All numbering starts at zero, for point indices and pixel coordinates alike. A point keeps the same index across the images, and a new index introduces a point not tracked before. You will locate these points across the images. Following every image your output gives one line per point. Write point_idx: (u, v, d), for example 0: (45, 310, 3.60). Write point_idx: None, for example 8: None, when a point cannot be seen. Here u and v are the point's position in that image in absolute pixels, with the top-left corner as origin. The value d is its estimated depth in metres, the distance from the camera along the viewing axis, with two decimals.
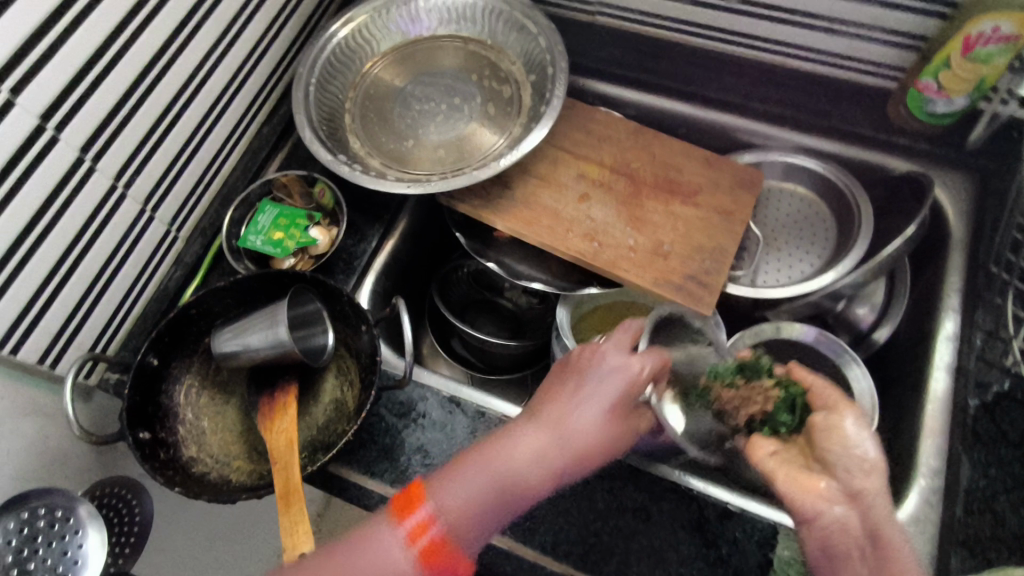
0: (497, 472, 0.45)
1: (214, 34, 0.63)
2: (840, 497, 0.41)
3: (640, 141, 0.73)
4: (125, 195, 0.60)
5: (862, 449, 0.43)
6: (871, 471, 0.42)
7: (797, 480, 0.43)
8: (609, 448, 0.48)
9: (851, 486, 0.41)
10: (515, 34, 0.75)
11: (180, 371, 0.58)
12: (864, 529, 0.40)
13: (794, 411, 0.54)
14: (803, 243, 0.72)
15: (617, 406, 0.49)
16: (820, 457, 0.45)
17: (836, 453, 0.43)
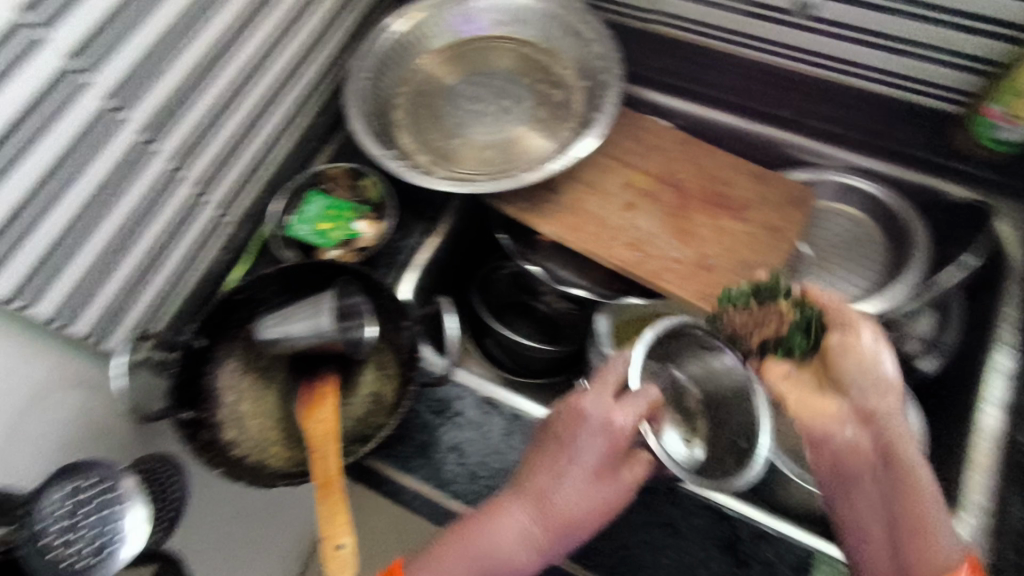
0: (474, 558, 0.47)
1: (275, 25, 0.64)
2: (851, 418, 0.46)
3: (690, 152, 0.72)
4: (181, 178, 0.61)
5: (877, 372, 0.46)
6: (881, 388, 0.46)
7: (814, 406, 0.48)
8: (598, 509, 0.48)
9: (868, 401, 0.46)
10: (569, 39, 0.75)
11: (223, 355, 0.59)
12: (877, 441, 0.45)
13: (808, 333, 0.51)
14: (853, 266, 0.70)
15: (604, 469, 0.49)
16: (831, 375, 0.48)
17: (849, 369, 0.47)
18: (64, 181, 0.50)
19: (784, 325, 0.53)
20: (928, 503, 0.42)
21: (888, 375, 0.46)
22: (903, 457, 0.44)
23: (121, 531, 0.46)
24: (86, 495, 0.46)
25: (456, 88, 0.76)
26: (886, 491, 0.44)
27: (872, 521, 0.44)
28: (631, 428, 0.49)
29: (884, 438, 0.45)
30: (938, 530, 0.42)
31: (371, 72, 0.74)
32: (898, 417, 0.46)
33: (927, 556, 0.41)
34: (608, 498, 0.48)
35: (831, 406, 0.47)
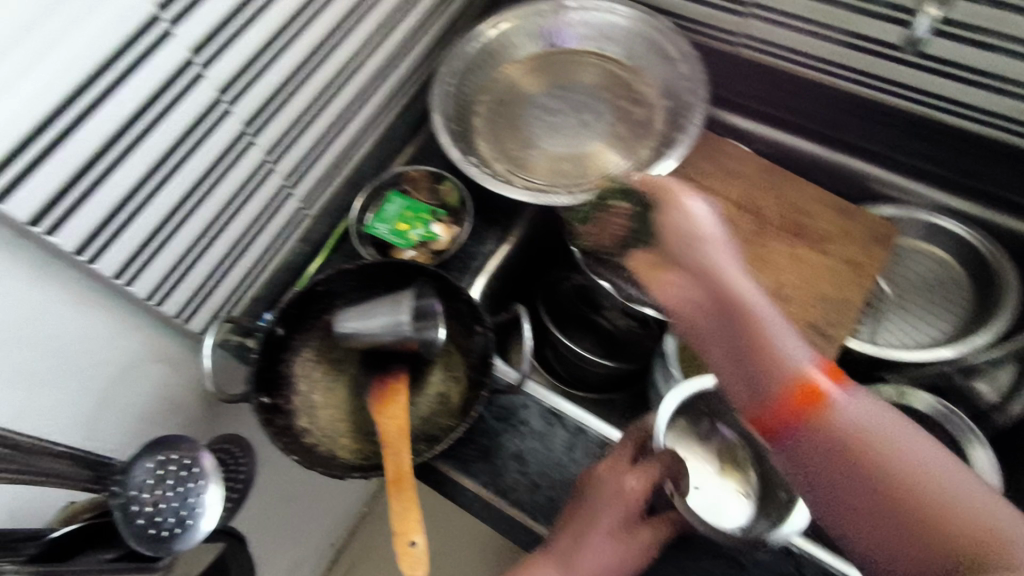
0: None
1: (372, 27, 0.66)
2: (684, 268, 0.45)
3: (769, 179, 0.72)
4: (272, 170, 0.63)
5: (689, 215, 0.47)
6: (704, 235, 0.46)
7: (659, 277, 0.46)
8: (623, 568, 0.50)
9: (689, 257, 0.45)
10: (655, 58, 0.75)
11: (300, 343, 0.61)
12: (707, 284, 0.43)
13: (641, 222, 0.61)
14: (934, 308, 0.68)
15: (620, 530, 0.51)
16: (667, 254, 0.47)
17: (669, 223, 0.48)
18: (173, 166, 0.52)
19: (627, 220, 0.64)
20: (766, 320, 0.41)
21: (716, 232, 0.46)
22: (723, 279, 0.43)
23: (202, 506, 0.48)
24: (173, 468, 0.49)
25: (538, 100, 0.77)
26: (717, 319, 0.42)
27: (722, 354, 0.42)
28: (647, 491, 0.52)
29: (715, 280, 0.43)
30: (783, 343, 0.40)
31: (456, 79, 0.75)
32: (726, 249, 0.45)
33: (773, 366, 0.39)
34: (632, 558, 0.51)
35: (676, 268, 0.46)
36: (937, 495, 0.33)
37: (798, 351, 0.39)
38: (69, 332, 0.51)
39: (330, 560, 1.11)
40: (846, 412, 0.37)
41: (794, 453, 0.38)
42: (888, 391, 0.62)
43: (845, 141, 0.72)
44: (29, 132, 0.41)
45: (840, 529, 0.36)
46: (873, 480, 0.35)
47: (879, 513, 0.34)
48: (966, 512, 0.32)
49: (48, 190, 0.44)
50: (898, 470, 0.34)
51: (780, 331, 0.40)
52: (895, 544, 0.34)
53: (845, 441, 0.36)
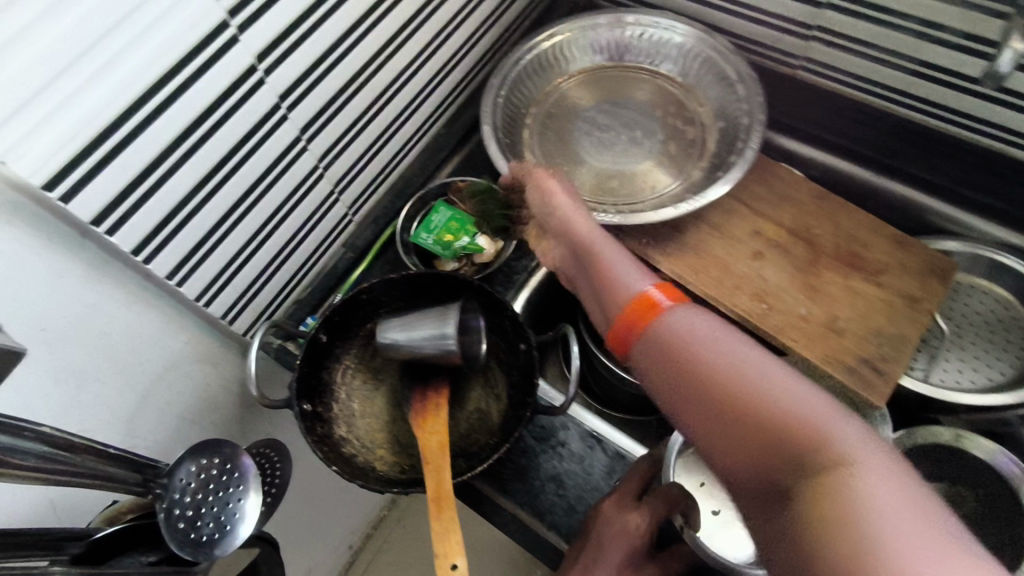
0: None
1: (427, 36, 0.66)
2: (558, 244, 0.61)
3: (824, 207, 0.70)
4: (322, 175, 0.63)
5: (546, 197, 0.60)
6: (569, 200, 0.59)
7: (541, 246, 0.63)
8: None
9: (557, 226, 0.60)
10: (711, 77, 0.74)
11: (342, 350, 0.61)
12: (569, 249, 0.59)
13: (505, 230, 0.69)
14: (992, 350, 0.66)
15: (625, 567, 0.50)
16: (544, 230, 0.63)
17: (539, 204, 0.61)
18: (230, 170, 0.52)
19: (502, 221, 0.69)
20: (618, 264, 0.53)
21: (569, 202, 0.59)
22: (584, 235, 0.57)
23: (241, 512, 0.48)
24: (213, 472, 0.50)
25: (588, 114, 0.77)
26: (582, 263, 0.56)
27: (591, 301, 0.56)
28: (652, 528, 0.51)
29: (574, 241, 0.57)
30: (620, 284, 0.51)
31: (507, 90, 0.75)
32: (578, 208, 0.59)
33: (613, 300, 0.51)
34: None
35: (550, 235, 0.62)
36: (760, 389, 0.38)
37: (637, 277, 0.51)
38: (120, 330, 0.52)
39: (347, 561, 1.11)
40: (679, 325, 0.44)
41: (648, 370, 0.44)
42: (944, 433, 0.60)
43: (906, 171, 0.70)
44: (98, 135, 0.41)
45: (694, 437, 0.41)
46: (721, 398, 0.39)
47: (703, 407, 0.40)
48: (794, 405, 0.37)
49: (111, 191, 0.44)
50: (726, 369, 0.40)
51: (625, 266, 0.52)
52: (734, 441, 0.38)
53: (675, 347, 0.43)
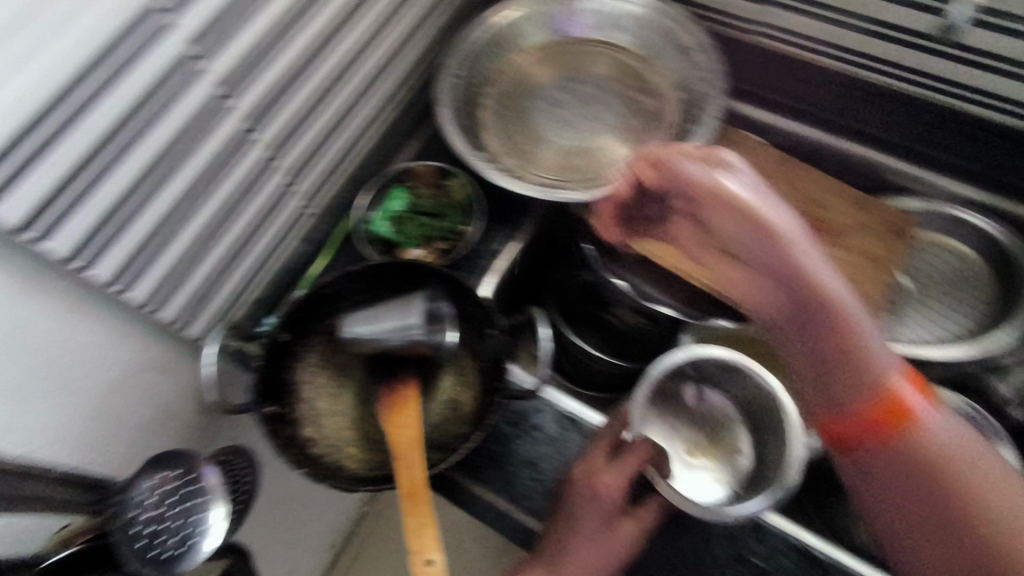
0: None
1: (377, 17, 0.63)
2: (761, 270, 0.43)
3: (786, 174, 0.70)
4: (274, 169, 0.60)
5: (726, 194, 0.43)
6: (759, 192, 0.43)
7: (726, 271, 0.46)
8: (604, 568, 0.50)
9: (756, 254, 0.42)
10: (668, 47, 0.73)
11: (306, 349, 0.58)
12: (785, 285, 0.41)
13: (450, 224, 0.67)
14: (954, 304, 0.66)
15: (603, 524, 0.50)
16: (731, 249, 0.45)
17: (715, 213, 0.44)
18: (172, 167, 0.49)
19: (449, 213, 0.67)
20: (843, 316, 0.41)
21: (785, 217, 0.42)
22: (801, 264, 0.41)
23: (205, 524, 0.46)
24: (174, 485, 0.47)
25: (547, 92, 0.75)
26: (801, 320, 0.42)
27: (811, 366, 0.43)
28: (624, 489, 0.51)
29: (799, 282, 0.41)
30: (876, 351, 0.41)
31: (463, 71, 0.72)
32: (795, 223, 0.42)
33: (866, 378, 0.41)
34: (614, 557, 0.50)
35: (733, 259, 0.45)
36: (985, 494, 0.38)
37: (880, 345, 0.42)
38: (63, 341, 0.49)
39: (330, 560, 1.10)
40: (938, 432, 0.40)
41: (861, 465, 0.42)
42: None
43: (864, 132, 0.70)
44: (16, 133, 0.38)
45: (889, 533, 0.42)
46: (942, 491, 0.39)
47: (920, 504, 0.40)
48: (1006, 515, 0.38)
49: (37, 196, 0.41)
50: (962, 482, 0.39)
51: (858, 316, 0.41)
52: (948, 545, 0.39)
53: (922, 462, 0.40)
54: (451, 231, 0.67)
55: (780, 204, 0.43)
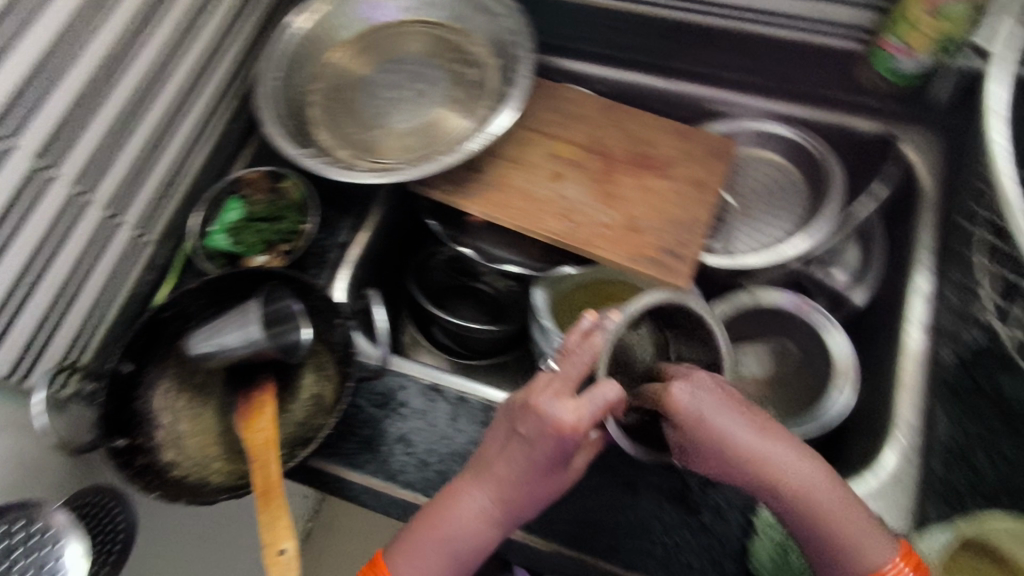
0: (448, 555, 0.48)
1: (171, 28, 0.62)
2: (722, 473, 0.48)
3: (612, 118, 0.72)
4: (89, 201, 0.58)
5: (703, 429, 0.47)
6: (716, 412, 0.48)
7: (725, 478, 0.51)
8: (546, 493, 0.48)
9: (734, 473, 0.47)
10: (478, 16, 0.75)
11: (155, 377, 0.57)
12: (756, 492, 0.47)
13: (289, 225, 0.66)
14: (777, 213, 0.72)
15: (554, 463, 0.46)
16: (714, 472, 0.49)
17: (703, 448, 0.48)
18: None
19: (287, 214, 0.67)
20: (810, 511, 0.45)
21: (741, 436, 0.47)
22: (774, 472, 0.46)
23: (62, 570, 0.46)
24: (20, 537, 0.46)
25: (370, 78, 0.75)
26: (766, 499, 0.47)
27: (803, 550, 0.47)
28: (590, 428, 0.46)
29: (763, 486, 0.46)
30: (861, 549, 0.44)
31: (280, 73, 0.72)
32: (743, 428, 0.47)
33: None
34: (563, 481, 0.49)
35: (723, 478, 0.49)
36: None
37: (851, 518, 0.44)
38: None
39: None
40: None
41: None
42: (745, 299, 0.68)
43: (671, 67, 0.74)
44: None
45: None
46: None
47: None
48: None
49: None
50: None
51: (837, 508, 0.45)
52: None
53: None
54: (292, 230, 0.66)
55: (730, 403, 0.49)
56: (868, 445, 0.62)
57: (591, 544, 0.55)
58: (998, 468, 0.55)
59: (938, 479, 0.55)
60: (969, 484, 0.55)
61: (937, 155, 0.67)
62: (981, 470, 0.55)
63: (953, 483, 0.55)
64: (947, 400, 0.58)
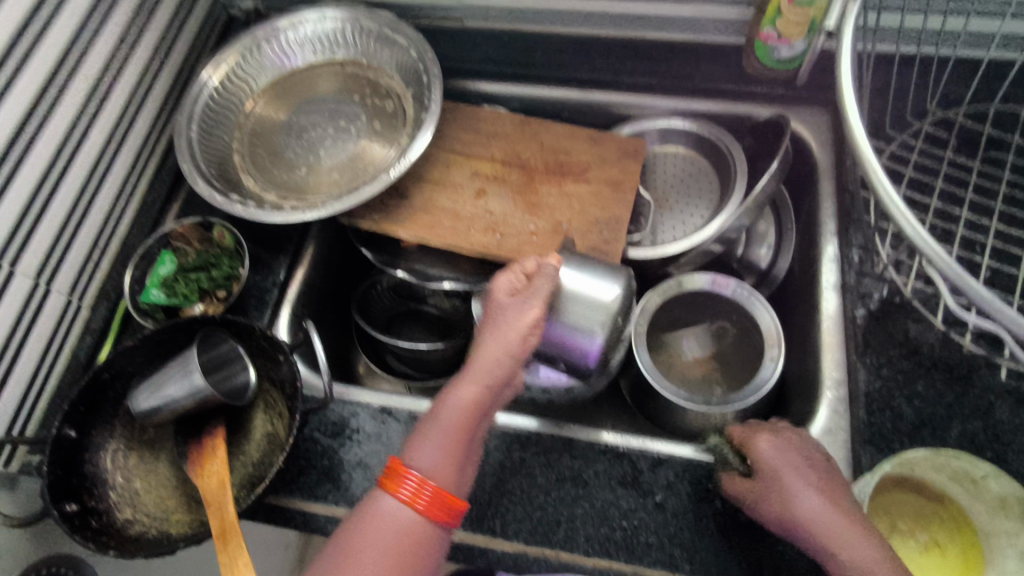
0: (443, 428, 0.48)
1: (81, 95, 0.63)
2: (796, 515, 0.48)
3: (527, 130, 0.76)
4: (13, 272, 0.59)
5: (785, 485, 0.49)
6: (795, 484, 0.49)
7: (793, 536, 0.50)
8: (509, 335, 0.51)
9: (798, 524, 0.48)
10: (386, 50, 0.78)
11: (103, 438, 0.57)
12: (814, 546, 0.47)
13: (223, 271, 0.67)
14: (694, 201, 0.76)
15: (501, 308, 0.53)
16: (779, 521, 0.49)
17: (794, 496, 0.49)
18: None
19: (220, 259, 0.67)
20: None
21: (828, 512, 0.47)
22: (840, 529, 0.46)
23: None
24: None
25: (291, 121, 0.78)
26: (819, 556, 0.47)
27: None
28: (516, 274, 0.55)
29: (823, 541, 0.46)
30: None
31: (199, 125, 0.73)
32: (811, 487, 0.49)
33: None
34: (523, 320, 0.52)
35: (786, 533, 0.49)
36: None
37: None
38: None
39: None
40: None
41: None
42: (671, 286, 0.71)
43: (577, 78, 0.79)
44: None
45: None
46: None
47: None
48: None
49: None
50: None
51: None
52: None
53: None
54: (229, 276, 0.67)
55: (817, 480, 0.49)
56: (802, 405, 0.66)
57: (553, 538, 0.56)
58: (914, 406, 0.59)
59: (866, 426, 0.59)
60: (893, 426, 0.59)
61: (824, 131, 0.73)
62: (901, 411, 0.59)
63: (879, 427, 0.59)
64: (863, 352, 0.62)
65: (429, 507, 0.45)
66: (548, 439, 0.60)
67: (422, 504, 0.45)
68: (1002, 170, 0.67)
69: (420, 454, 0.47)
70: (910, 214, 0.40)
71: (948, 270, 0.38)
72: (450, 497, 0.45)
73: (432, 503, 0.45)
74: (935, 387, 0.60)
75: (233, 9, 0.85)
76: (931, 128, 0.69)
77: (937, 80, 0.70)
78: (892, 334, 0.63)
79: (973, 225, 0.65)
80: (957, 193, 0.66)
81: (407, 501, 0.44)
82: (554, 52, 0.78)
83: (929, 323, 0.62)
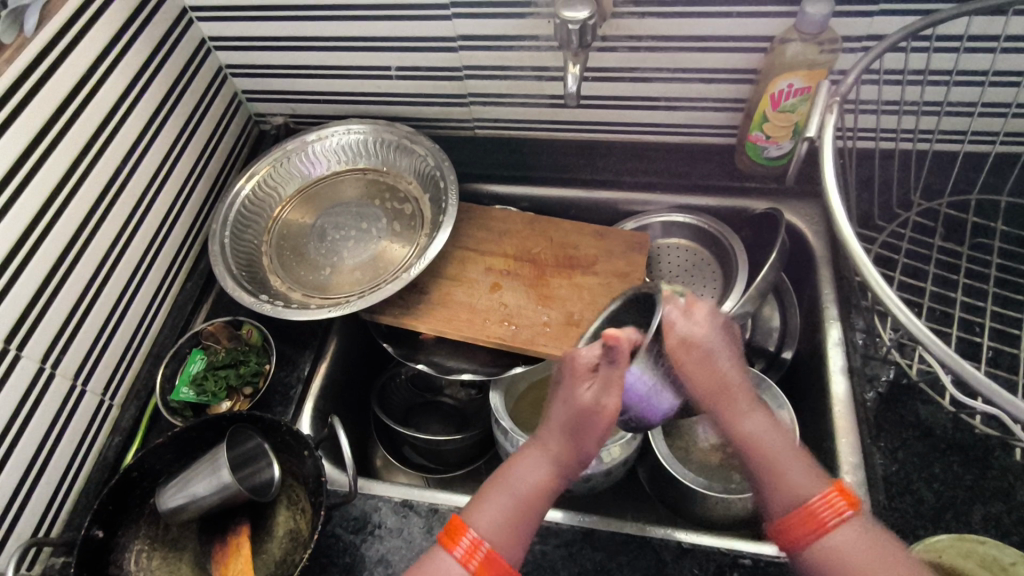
0: (509, 498, 0.53)
1: (128, 207, 0.69)
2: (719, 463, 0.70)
3: (538, 227, 0.81)
4: (53, 373, 0.62)
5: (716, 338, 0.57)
6: (707, 360, 0.56)
7: (729, 379, 0.56)
8: (586, 434, 0.53)
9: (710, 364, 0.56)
10: (404, 158, 0.84)
11: (128, 539, 0.58)
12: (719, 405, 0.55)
13: (252, 368, 0.70)
14: (699, 289, 0.79)
15: (576, 412, 0.53)
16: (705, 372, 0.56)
17: (712, 358, 0.56)
18: None
19: (249, 356, 0.71)
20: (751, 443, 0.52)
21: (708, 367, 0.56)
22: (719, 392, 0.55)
23: None
24: None
25: (316, 224, 0.83)
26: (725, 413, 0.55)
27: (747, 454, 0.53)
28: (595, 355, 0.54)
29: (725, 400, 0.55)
30: (791, 477, 0.49)
31: (231, 230, 0.79)
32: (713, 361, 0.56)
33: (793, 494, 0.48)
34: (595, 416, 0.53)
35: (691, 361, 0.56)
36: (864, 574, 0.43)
37: (803, 483, 0.48)
38: None
39: None
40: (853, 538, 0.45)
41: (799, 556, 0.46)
42: None
43: (582, 178, 0.85)
44: None
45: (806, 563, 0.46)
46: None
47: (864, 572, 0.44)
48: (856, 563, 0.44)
49: None
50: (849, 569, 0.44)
51: (778, 450, 0.51)
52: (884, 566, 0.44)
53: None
54: (258, 373, 0.70)
55: (722, 360, 0.56)
56: None
57: None
58: (933, 489, 0.60)
59: (887, 512, 0.59)
60: (914, 510, 0.59)
61: (815, 221, 0.78)
62: (921, 495, 0.59)
63: (901, 512, 0.59)
64: (877, 436, 0.63)
65: (481, 566, 0.49)
66: (569, 529, 0.61)
67: (474, 565, 0.49)
68: (991, 255, 0.70)
69: (485, 516, 0.52)
70: (895, 296, 0.44)
71: (948, 361, 0.40)
72: (505, 564, 0.50)
73: (483, 564, 0.50)
74: (953, 470, 0.60)
75: (265, 125, 0.93)
76: (918, 217, 0.74)
77: (919, 173, 0.76)
78: (904, 417, 0.64)
79: (969, 306, 0.68)
80: (951, 277, 0.70)
81: (460, 560, 0.49)
82: (559, 156, 0.85)
83: (938, 405, 0.64)
